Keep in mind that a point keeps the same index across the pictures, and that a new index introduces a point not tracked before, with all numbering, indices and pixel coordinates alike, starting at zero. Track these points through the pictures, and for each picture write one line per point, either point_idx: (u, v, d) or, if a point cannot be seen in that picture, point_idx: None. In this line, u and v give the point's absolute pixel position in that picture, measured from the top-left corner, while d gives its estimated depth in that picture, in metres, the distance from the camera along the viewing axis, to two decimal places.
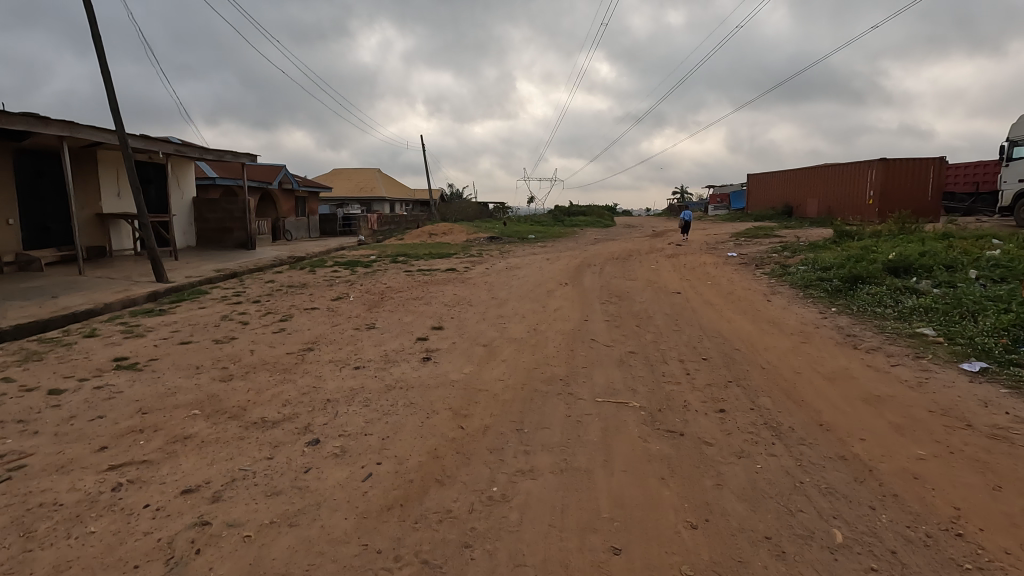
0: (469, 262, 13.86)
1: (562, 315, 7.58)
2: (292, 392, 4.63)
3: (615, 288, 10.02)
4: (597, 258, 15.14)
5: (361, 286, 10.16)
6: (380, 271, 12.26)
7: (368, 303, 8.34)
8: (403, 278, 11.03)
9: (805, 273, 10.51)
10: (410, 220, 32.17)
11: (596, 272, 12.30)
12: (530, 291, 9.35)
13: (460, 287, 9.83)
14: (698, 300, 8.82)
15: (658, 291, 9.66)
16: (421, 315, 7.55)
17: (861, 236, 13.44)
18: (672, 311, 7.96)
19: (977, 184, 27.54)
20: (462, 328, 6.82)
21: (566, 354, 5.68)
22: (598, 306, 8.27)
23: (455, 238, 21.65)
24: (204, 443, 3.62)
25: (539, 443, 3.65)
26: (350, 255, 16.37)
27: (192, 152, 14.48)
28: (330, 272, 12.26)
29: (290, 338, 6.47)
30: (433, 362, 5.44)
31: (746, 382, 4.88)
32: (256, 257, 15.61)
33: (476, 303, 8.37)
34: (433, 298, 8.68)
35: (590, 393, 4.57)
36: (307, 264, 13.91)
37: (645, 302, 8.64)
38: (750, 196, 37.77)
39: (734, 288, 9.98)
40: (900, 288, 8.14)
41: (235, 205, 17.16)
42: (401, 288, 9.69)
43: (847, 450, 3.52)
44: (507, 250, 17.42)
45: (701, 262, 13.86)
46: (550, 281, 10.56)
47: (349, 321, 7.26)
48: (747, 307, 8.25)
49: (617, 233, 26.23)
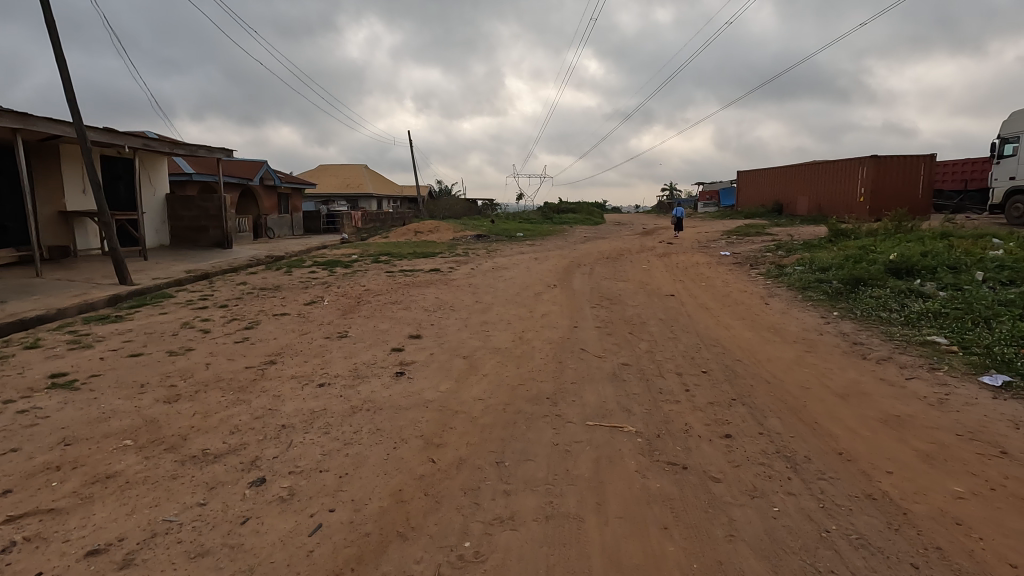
0: (454, 263, 13.31)
1: (550, 321, 7.09)
2: (244, 416, 4.09)
3: (606, 290, 9.55)
4: (586, 257, 14.67)
5: (338, 288, 9.60)
6: (360, 272, 11.71)
7: (343, 308, 7.79)
8: (382, 280, 10.48)
9: (802, 274, 10.13)
10: (396, 217, 31.53)
11: (586, 273, 11.82)
12: (517, 295, 8.85)
13: (443, 290, 9.31)
14: (693, 304, 8.38)
15: (651, 294, 9.20)
16: (398, 322, 7.02)
17: (857, 235, 13.11)
18: (666, 316, 7.50)
19: (966, 181, 27.46)
20: (442, 337, 6.31)
21: (554, 368, 5.19)
22: (587, 311, 7.79)
23: (441, 236, 21.11)
24: (128, 485, 3.09)
25: (521, 481, 3.16)
26: (331, 255, 15.75)
27: (162, 147, 13.78)
28: (307, 273, 11.65)
29: (252, 349, 5.91)
30: (407, 377, 4.92)
31: (752, 400, 4.41)
32: (232, 257, 14.95)
33: (459, 308, 7.85)
34: (413, 303, 8.15)
35: (581, 416, 4.08)
36: (285, 264, 13.29)
37: (638, 306, 8.18)
38: (741, 194, 37.53)
39: (730, 290, 9.57)
40: (905, 291, 7.74)
41: (211, 203, 16.46)
42: (381, 291, 9.15)
43: (875, 488, 3.07)
44: (494, 249, 16.90)
45: (694, 261, 13.45)
46: (537, 283, 10.07)
47: (320, 329, 6.71)
48: (745, 311, 7.82)
49: (607, 231, 25.79)
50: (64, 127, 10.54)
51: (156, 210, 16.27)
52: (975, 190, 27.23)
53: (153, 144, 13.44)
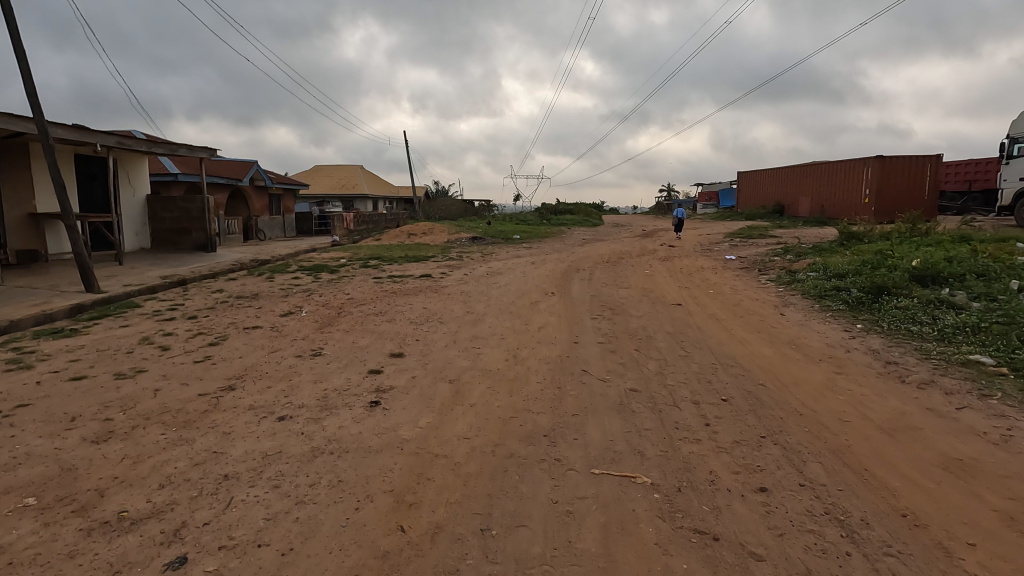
0: (447, 267, 12.64)
1: (548, 336, 6.44)
2: (182, 461, 3.41)
3: (608, 299, 8.89)
4: (586, 261, 14.01)
5: (320, 297, 8.92)
6: (346, 278, 11.05)
7: (321, 320, 7.13)
8: (369, 287, 9.81)
9: (816, 281, 9.50)
10: (390, 219, 30.86)
11: (586, 278, 11.18)
12: (512, 304, 8.19)
13: (432, 298, 8.65)
14: (702, 314, 7.73)
15: (656, 303, 8.55)
16: (380, 337, 6.35)
17: (870, 238, 12.50)
18: (675, 329, 6.86)
19: (971, 182, 26.95)
20: (428, 355, 5.65)
21: (552, 395, 4.53)
22: (588, 323, 7.15)
23: (435, 239, 20.45)
24: (9, 569, 2.42)
25: (512, 560, 2.50)
26: (319, 258, 15.09)
27: (140, 146, 13.06)
28: (289, 280, 10.97)
29: (212, 370, 5.23)
30: (383, 407, 4.27)
31: (785, 438, 3.77)
32: (214, 261, 14.25)
33: (448, 320, 7.20)
34: (399, 314, 7.49)
35: (585, 460, 3.43)
36: (269, 269, 12.63)
37: (642, 317, 7.52)
38: (741, 194, 36.91)
39: (740, 298, 8.95)
40: (934, 302, 7.13)
41: (193, 204, 15.76)
42: (365, 300, 8.49)
43: (958, 569, 2.44)
44: (490, 252, 16.24)
45: (698, 266, 12.80)
46: (534, 290, 9.43)
47: (292, 346, 6.05)
48: (760, 324, 7.18)
49: (606, 232, 25.16)
50: (28, 124, 9.83)
51: (135, 211, 15.56)
52: (981, 191, 26.69)
53: (130, 143, 12.72)
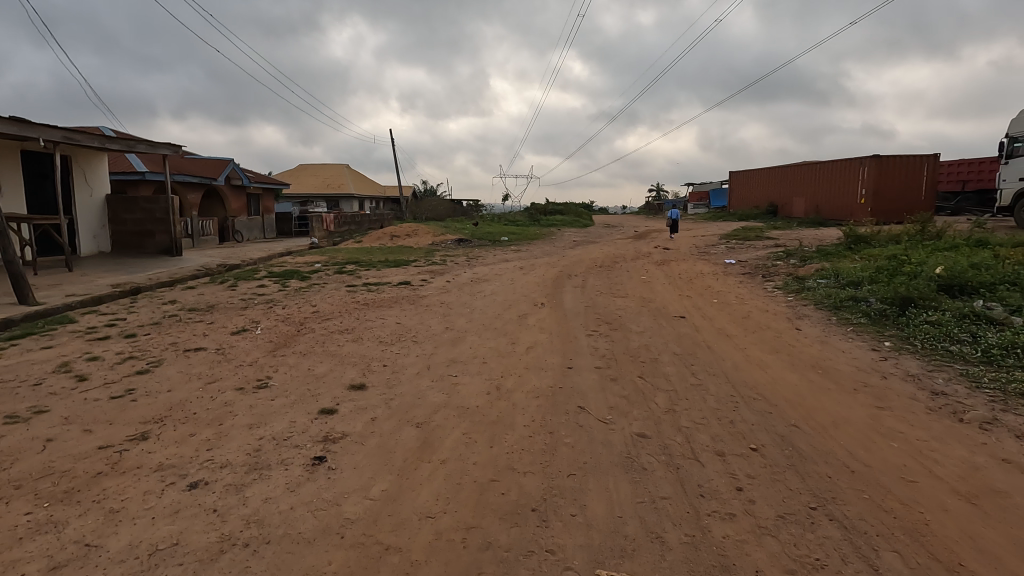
0: (428, 274, 11.71)
1: (537, 359, 5.56)
2: (36, 563, 2.49)
3: (605, 311, 8.03)
4: (577, 266, 13.17)
5: (283, 310, 7.99)
6: (317, 287, 10.12)
7: (277, 341, 6.19)
8: (340, 298, 8.89)
9: (828, 289, 8.74)
10: (375, 219, 29.84)
11: (578, 286, 10.35)
12: (497, 319, 7.31)
13: (408, 311, 7.76)
14: (709, 331, 6.89)
15: (657, 316, 7.70)
16: (341, 362, 5.44)
17: (879, 241, 11.77)
18: (682, 350, 6.02)
19: (965, 182, 26.49)
20: (394, 387, 4.74)
21: (542, 445, 3.66)
22: (583, 341, 6.29)
23: (419, 241, 19.53)
24: None
25: None
26: (292, 263, 14.08)
27: (91, 142, 12.24)
28: (254, 288, 10.02)
29: (127, 411, 4.29)
30: (328, 466, 3.37)
31: (842, 510, 2.93)
32: (177, 266, 13.22)
33: (423, 339, 6.30)
34: (368, 331, 6.59)
35: (587, 555, 2.57)
36: (234, 276, 11.63)
37: (643, 334, 6.68)
38: (733, 194, 36.34)
39: (748, 309, 8.15)
40: (969, 315, 6.36)
41: (157, 205, 14.71)
42: (332, 314, 7.55)
43: None
44: (476, 256, 15.33)
45: (697, 271, 11.99)
46: (522, 300, 8.56)
47: (235, 375, 5.11)
48: (777, 342, 6.35)
49: (598, 234, 24.34)
50: None
51: (93, 212, 14.44)
52: (975, 191, 26.21)
53: (79, 139, 11.83)
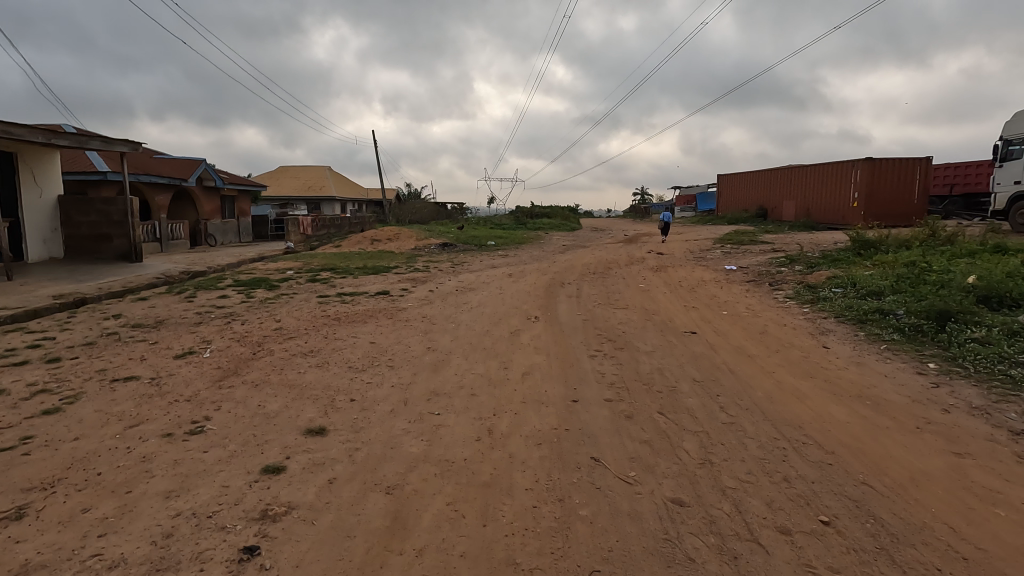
0: (409, 282, 10.78)
1: (535, 390, 4.67)
2: None
3: (606, 326, 7.16)
4: (570, 272, 12.35)
5: (241, 326, 7.01)
6: (285, 298, 9.13)
7: (226, 367, 5.22)
8: (308, 311, 7.91)
9: (847, 300, 8.01)
10: (355, 222, 28.76)
11: (573, 295, 9.52)
12: (486, 337, 6.41)
13: (385, 327, 6.84)
14: (727, 350, 6.06)
15: (666, 332, 6.86)
16: (300, 396, 4.51)
17: (889, 247, 11.11)
18: (701, 376, 5.17)
19: (953, 186, 26.29)
20: (362, 432, 3.83)
21: (552, 522, 2.78)
22: (587, 365, 5.42)
23: (400, 245, 18.57)
24: None
25: None
26: (261, 270, 13.01)
27: (34, 137, 11.10)
28: (214, 300, 9.01)
29: (10, 472, 3.30)
30: (262, 563, 2.45)
31: None
32: (135, 274, 12.13)
33: (400, 364, 5.38)
34: (336, 354, 5.64)
35: None
36: (194, 285, 10.57)
37: (654, 355, 5.84)
38: (722, 198, 35.94)
39: (764, 322, 7.38)
40: (1021, 332, 5.63)
41: (114, 206, 13.62)
42: (296, 332, 6.58)
43: None
44: (461, 262, 14.41)
45: (698, 278, 11.25)
46: (514, 314, 7.68)
47: (165, 416, 4.13)
48: (806, 364, 5.56)
49: (588, 239, 23.56)
50: None
51: (42, 214, 13.20)
52: (962, 195, 26.04)
53: (20, 133, 10.69)
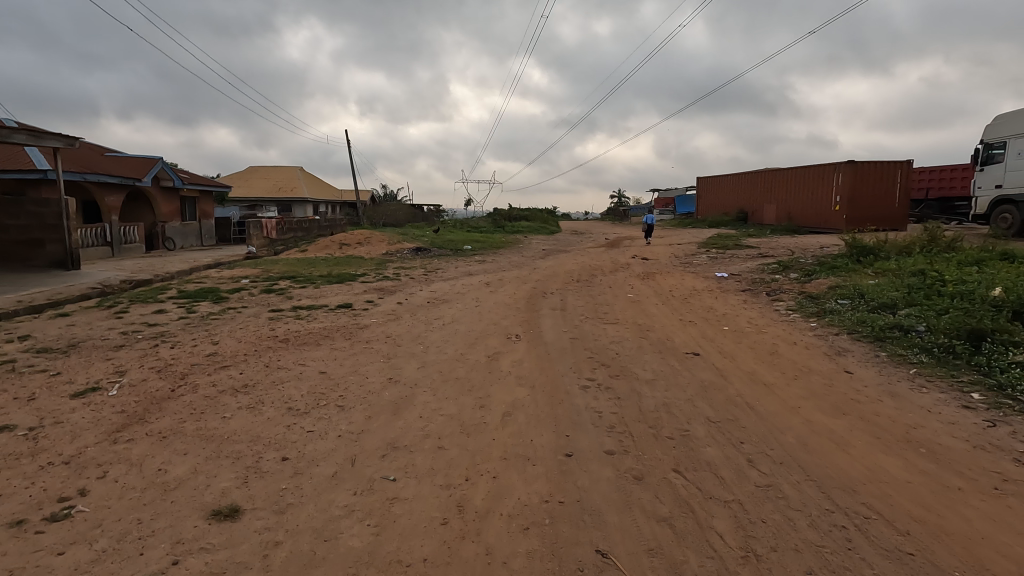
0: (376, 293, 9.78)
1: (518, 440, 3.75)
2: None
3: (598, 347, 6.27)
4: (552, 281, 11.48)
5: (170, 351, 5.93)
6: (232, 313, 8.04)
7: (131, 413, 4.16)
8: (254, 331, 6.83)
9: (858, 313, 7.29)
10: (326, 225, 27.47)
11: (557, 307, 8.66)
12: (459, 364, 5.45)
13: (341, 351, 5.85)
14: (739, 378, 5.23)
15: (665, 355, 6.00)
16: (217, 455, 3.51)
17: (889, 253, 10.50)
18: (715, 414, 4.32)
19: (928, 190, 26.17)
20: (289, 513, 2.86)
21: None
22: (580, 403, 4.52)
23: (370, 250, 17.49)
24: None
25: None
26: (213, 279, 11.80)
27: None
28: (149, 315, 7.87)
29: None
30: None
31: None
32: (68, 283, 10.84)
33: (353, 404, 4.39)
34: (275, 390, 4.63)
35: None
36: (131, 297, 9.38)
37: (657, 386, 4.97)
38: (701, 200, 35.58)
39: (771, 341, 6.61)
40: None
41: (48, 207, 12.34)
42: (232, 358, 5.52)
43: None
44: (434, 269, 13.40)
45: (689, 287, 10.49)
46: (493, 333, 6.75)
47: (25, 491, 3.09)
48: (835, 396, 4.74)
49: (569, 243, 22.73)
50: None
51: None
52: (937, 199, 25.98)
53: None
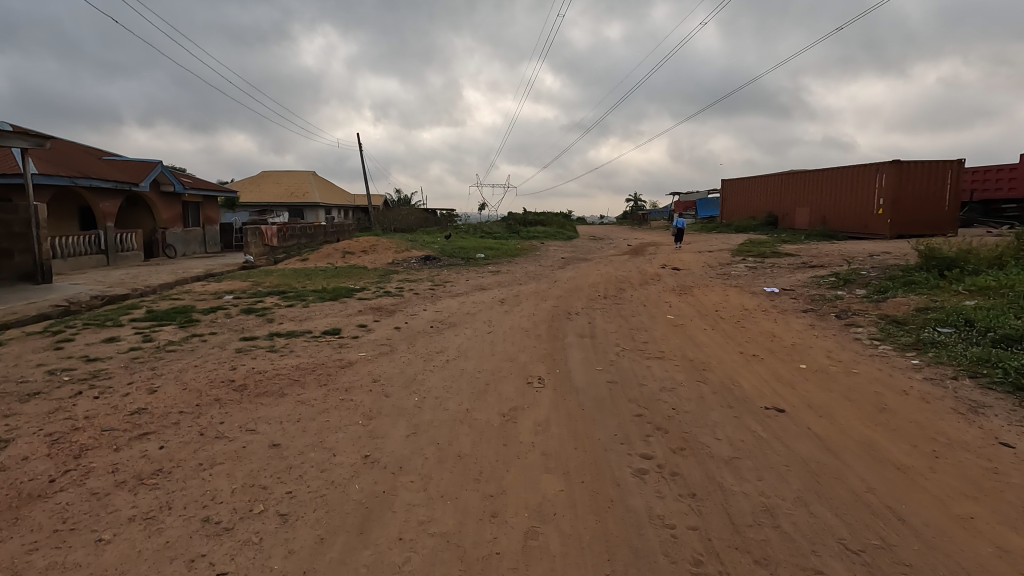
0: (373, 314, 8.40)
1: None
2: None
3: (646, 398, 4.76)
4: (576, 297, 10.00)
5: (88, 403, 4.55)
6: (194, 342, 6.67)
7: None
8: (210, 371, 5.43)
9: (976, 348, 5.70)
10: (332, 230, 26.22)
11: (586, 334, 7.16)
12: (463, 430, 3.99)
13: (307, 406, 4.42)
14: (856, 456, 3.71)
15: (739, 412, 4.48)
16: None
17: (976, 266, 8.85)
18: (851, 533, 2.83)
19: (973, 191, 24.25)
20: None
21: None
22: (640, 507, 3.04)
23: (374, 259, 16.16)
24: None
25: None
26: (194, 294, 10.50)
27: None
28: (94, 345, 6.52)
29: None
30: None
31: None
32: (30, 300, 9.61)
33: (304, 509, 2.96)
34: (198, 480, 3.21)
35: None
36: (90, 319, 8.11)
37: (744, 472, 3.46)
38: (727, 203, 33.78)
39: (870, 388, 5.07)
40: None
41: (16, 214, 11.16)
42: (162, 418, 4.13)
43: None
44: (442, 282, 11.97)
45: (738, 305, 8.95)
46: (510, 375, 5.27)
47: None
48: (1014, 496, 3.21)
49: (590, 250, 21.23)
50: None
51: None
52: (982, 201, 24.07)
53: None
